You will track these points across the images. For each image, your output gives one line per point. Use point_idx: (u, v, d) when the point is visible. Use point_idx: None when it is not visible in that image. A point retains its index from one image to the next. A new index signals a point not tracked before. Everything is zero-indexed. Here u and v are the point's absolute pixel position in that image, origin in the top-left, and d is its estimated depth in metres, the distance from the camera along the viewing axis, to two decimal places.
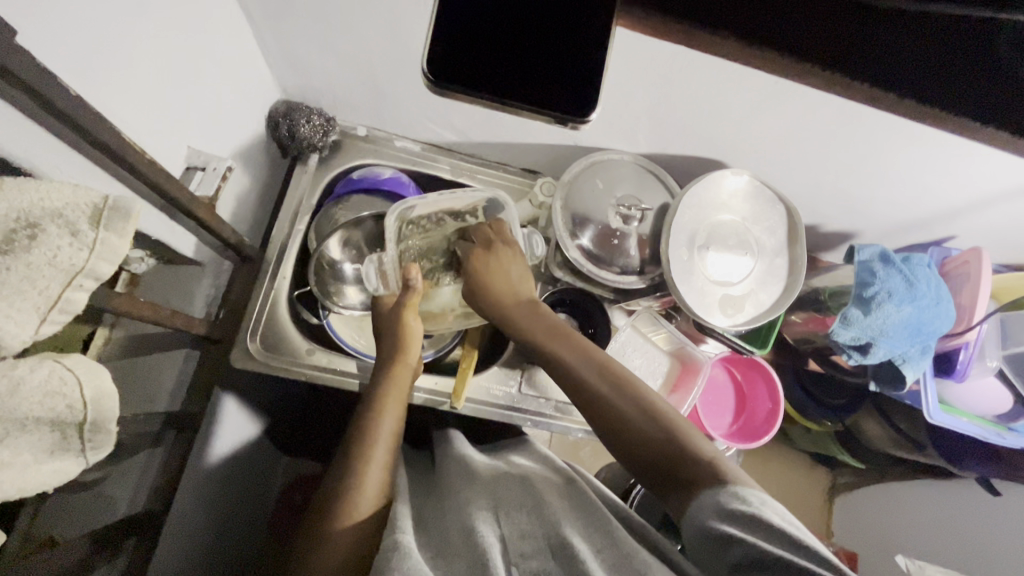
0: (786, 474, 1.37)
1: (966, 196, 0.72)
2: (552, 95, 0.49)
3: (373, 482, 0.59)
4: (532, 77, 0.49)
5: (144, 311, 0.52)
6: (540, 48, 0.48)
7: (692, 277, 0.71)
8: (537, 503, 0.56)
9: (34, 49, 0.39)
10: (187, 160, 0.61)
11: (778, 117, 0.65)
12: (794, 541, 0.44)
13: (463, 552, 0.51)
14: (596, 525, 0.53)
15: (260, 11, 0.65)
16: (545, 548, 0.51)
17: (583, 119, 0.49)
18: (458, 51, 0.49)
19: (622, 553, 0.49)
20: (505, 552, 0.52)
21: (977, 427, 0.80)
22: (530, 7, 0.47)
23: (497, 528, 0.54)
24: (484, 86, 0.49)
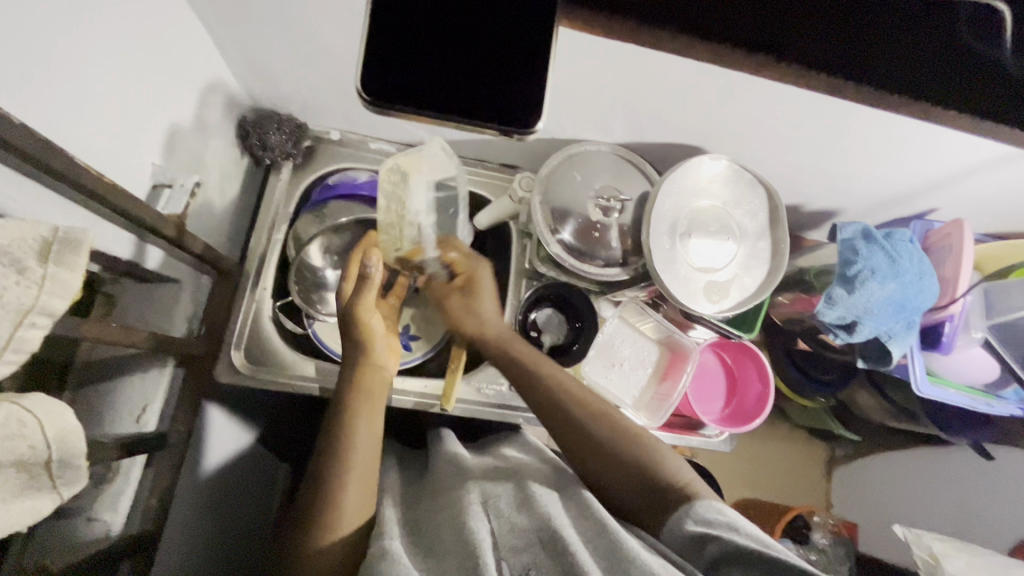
0: (785, 451, 1.38)
1: (944, 168, 0.72)
2: (498, 107, 0.48)
3: (357, 491, 0.58)
4: (477, 88, 0.48)
5: (115, 336, 0.51)
6: (485, 61, 0.47)
7: (676, 265, 0.71)
8: (527, 494, 0.56)
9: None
10: (153, 177, 0.60)
11: (750, 100, 0.64)
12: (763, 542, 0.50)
13: (455, 550, 0.51)
14: (586, 516, 0.54)
15: (218, 19, 0.64)
16: (535, 541, 0.51)
17: (528, 128, 0.48)
18: (393, 66, 0.47)
19: (611, 541, 0.50)
20: (495, 546, 0.52)
21: (966, 398, 0.81)
22: (471, 18, 0.47)
23: (489, 522, 0.54)
24: (424, 102, 0.47)
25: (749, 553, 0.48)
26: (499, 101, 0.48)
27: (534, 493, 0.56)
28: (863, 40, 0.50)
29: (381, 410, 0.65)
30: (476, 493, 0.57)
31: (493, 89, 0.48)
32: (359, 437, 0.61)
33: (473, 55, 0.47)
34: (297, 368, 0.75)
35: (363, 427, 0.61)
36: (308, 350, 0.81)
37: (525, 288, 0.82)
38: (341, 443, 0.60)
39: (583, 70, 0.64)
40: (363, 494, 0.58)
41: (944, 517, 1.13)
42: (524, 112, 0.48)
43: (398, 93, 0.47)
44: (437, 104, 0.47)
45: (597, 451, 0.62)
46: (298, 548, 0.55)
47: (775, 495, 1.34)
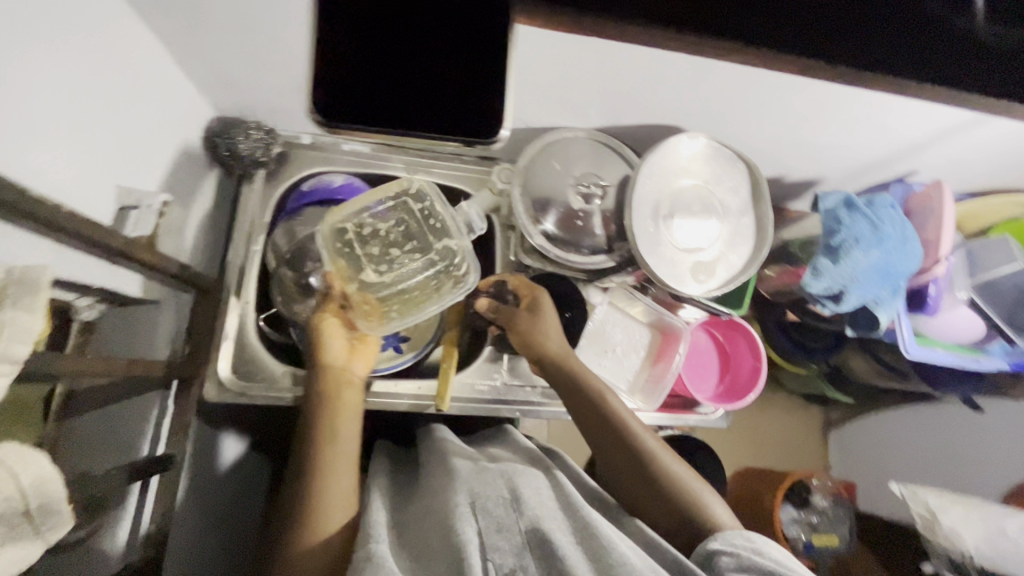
0: (781, 417, 1.40)
1: (921, 132, 0.72)
2: (456, 122, 0.50)
3: (341, 495, 0.58)
4: (435, 105, 0.50)
5: (93, 368, 0.49)
6: (437, 77, 0.49)
7: (660, 248, 0.70)
8: (514, 494, 0.57)
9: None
10: (119, 200, 0.58)
11: (725, 76, 0.63)
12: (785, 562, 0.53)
13: (443, 554, 0.52)
14: (576, 517, 0.55)
15: (171, 29, 0.61)
16: (523, 545, 0.53)
17: (489, 140, 0.51)
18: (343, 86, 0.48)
19: (599, 545, 0.52)
20: (483, 546, 0.52)
21: (954, 356, 0.82)
22: (422, 29, 0.48)
23: (476, 522, 0.54)
24: (383, 121, 0.50)
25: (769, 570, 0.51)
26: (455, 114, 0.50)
27: (523, 494, 0.57)
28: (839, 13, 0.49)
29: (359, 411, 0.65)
30: (463, 495, 0.56)
31: (448, 101, 0.50)
32: (342, 441, 0.61)
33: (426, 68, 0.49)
34: (286, 379, 0.74)
35: (342, 431, 0.62)
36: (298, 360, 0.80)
37: None
38: (319, 450, 0.60)
39: (553, 57, 0.62)
40: (347, 500, 0.59)
41: (939, 472, 1.16)
42: (483, 124, 0.50)
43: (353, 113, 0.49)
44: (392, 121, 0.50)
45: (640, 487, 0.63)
46: (281, 554, 0.54)
47: (773, 462, 1.36)
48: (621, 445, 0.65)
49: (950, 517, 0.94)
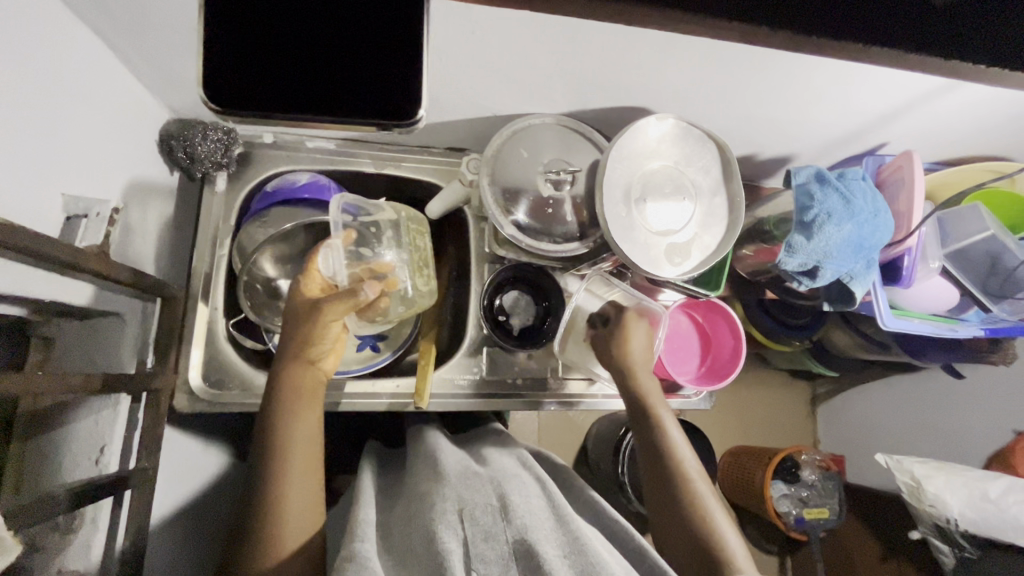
0: (768, 396, 1.40)
1: (889, 104, 0.72)
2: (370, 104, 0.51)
3: (297, 508, 0.56)
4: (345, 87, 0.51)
5: (45, 385, 0.47)
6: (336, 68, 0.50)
7: (634, 232, 0.69)
8: (503, 503, 0.56)
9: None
10: (66, 209, 0.55)
11: (687, 56, 0.62)
12: None
13: (424, 557, 0.51)
14: (565, 528, 0.54)
15: (113, 30, 0.58)
16: (510, 556, 0.52)
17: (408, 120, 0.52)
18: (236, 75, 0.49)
19: (585, 558, 0.50)
20: (467, 556, 0.51)
21: (930, 326, 0.82)
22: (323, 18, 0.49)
23: (461, 530, 0.53)
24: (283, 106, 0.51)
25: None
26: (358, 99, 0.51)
27: (511, 501, 0.56)
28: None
29: (318, 412, 0.62)
30: (452, 501, 0.56)
31: (351, 88, 0.51)
32: (292, 448, 0.58)
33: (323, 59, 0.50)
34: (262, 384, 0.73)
35: (297, 434, 0.59)
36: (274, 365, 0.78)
37: (488, 272, 0.81)
38: (272, 459, 0.57)
39: (513, 42, 0.61)
40: (304, 515, 0.56)
41: (923, 440, 1.17)
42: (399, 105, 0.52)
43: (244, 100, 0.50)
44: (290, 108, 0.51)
45: (664, 502, 0.64)
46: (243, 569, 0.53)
47: (762, 440, 1.37)
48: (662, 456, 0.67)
49: (934, 484, 0.96)
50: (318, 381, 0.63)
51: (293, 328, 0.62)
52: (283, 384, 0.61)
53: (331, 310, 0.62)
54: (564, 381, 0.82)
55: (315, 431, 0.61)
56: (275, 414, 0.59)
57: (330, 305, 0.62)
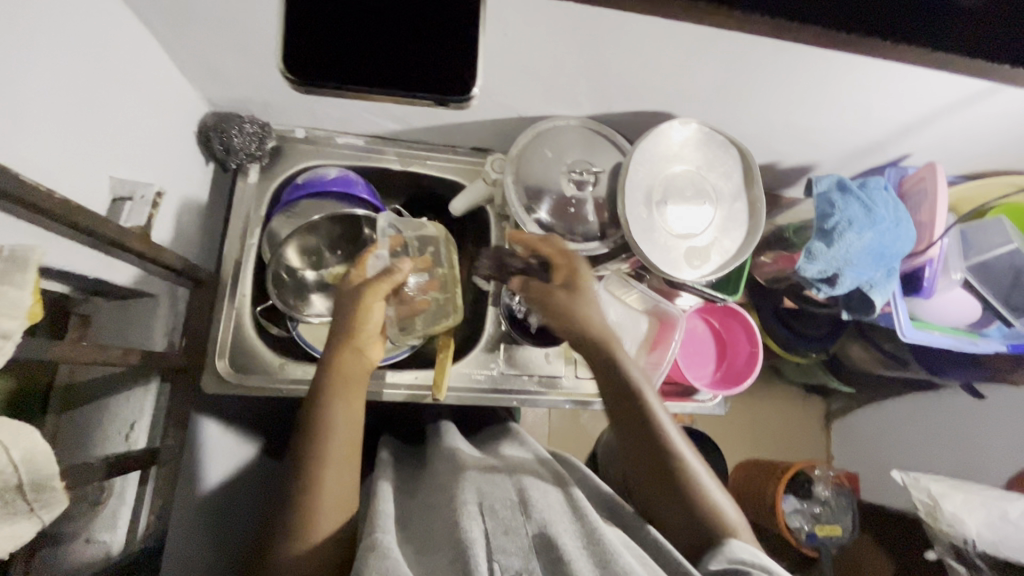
0: (782, 409, 1.39)
1: (914, 114, 0.72)
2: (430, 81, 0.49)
3: (332, 495, 0.56)
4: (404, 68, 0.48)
5: (87, 355, 0.49)
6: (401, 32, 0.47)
7: (654, 233, 0.70)
8: (522, 497, 0.57)
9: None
10: (113, 191, 0.58)
11: (712, 61, 0.64)
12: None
13: (445, 548, 0.51)
14: (582, 520, 0.55)
15: (163, 23, 0.61)
16: (530, 549, 0.52)
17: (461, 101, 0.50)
18: (313, 50, 0.47)
19: (603, 550, 0.51)
20: (489, 547, 0.51)
21: (950, 339, 0.81)
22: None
23: (483, 521, 0.53)
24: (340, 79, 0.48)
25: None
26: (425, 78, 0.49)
27: (530, 496, 0.57)
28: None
29: (362, 397, 0.63)
30: (472, 494, 0.57)
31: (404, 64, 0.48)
32: (335, 428, 0.59)
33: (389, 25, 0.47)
34: (285, 371, 0.75)
35: (339, 415, 0.60)
36: (297, 353, 0.80)
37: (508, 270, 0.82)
38: (312, 439, 0.58)
39: (543, 44, 0.63)
40: (338, 501, 0.56)
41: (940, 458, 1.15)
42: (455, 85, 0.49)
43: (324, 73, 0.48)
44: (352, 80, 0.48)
45: (655, 477, 0.62)
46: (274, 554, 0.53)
47: (775, 453, 1.36)
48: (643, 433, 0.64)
49: (952, 502, 0.94)
50: (363, 369, 0.64)
51: (344, 315, 0.66)
52: (329, 365, 0.63)
53: (371, 292, 0.66)
54: (579, 380, 0.82)
55: (357, 414, 0.61)
56: (322, 391, 0.61)
57: (372, 285, 0.66)
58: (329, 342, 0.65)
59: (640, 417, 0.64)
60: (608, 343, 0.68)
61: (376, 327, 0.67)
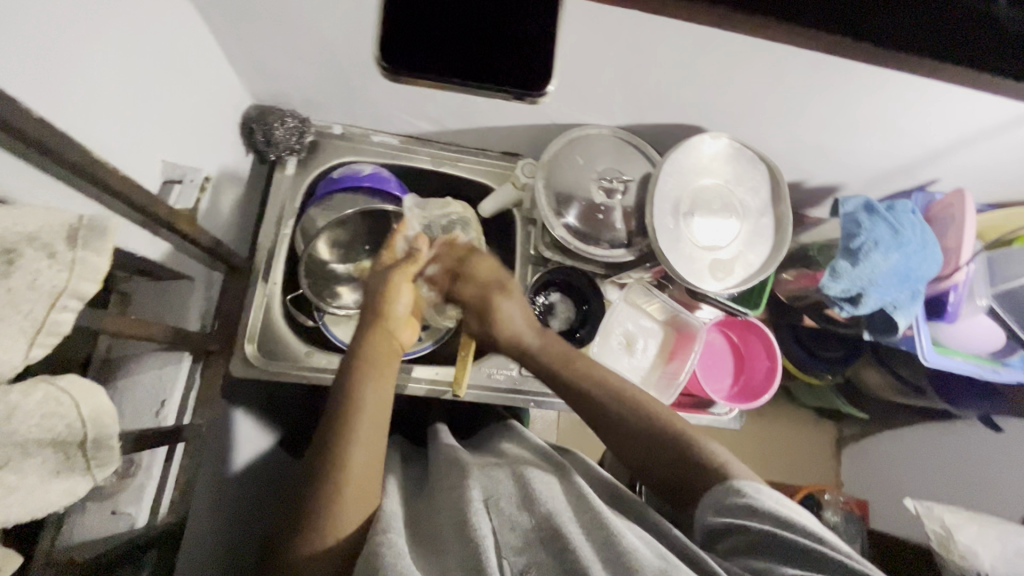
0: (794, 431, 1.38)
1: (945, 139, 0.73)
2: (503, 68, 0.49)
3: (358, 483, 0.56)
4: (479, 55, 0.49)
5: (134, 329, 0.51)
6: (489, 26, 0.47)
7: (680, 244, 0.71)
8: (526, 489, 0.57)
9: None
10: (164, 173, 0.61)
11: (748, 77, 0.65)
12: (781, 520, 0.50)
13: (455, 552, 0.50)
14: (585, 508, 0.54)
15: (220, 17, 0.64)
16: (535, 542, 0.52)
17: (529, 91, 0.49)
18: (406, 40, 0.48)
19: (607, 535, 0.50)
20: (496, 544, 0.51)
21: (973, 365, 0.81)
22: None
23: (491, 519, 0.54)
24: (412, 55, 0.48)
25: (767, 538, 0.48)
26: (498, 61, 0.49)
27: (533, 487, 0.56)
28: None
29: (391, 379, 0.64)
30: (478, 491, 0.57)
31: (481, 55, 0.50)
32: (365, 406, 0.60)
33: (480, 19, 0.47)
34: (310, 360, 0.76)
35: (370, 391, 0.61)
36: (321, 343, 0.82)
37: (532, 273, 0.82)
38: (343, 419, 0.59)
39: (583, 53, 0.64)
40: (363, 490, 0.56)
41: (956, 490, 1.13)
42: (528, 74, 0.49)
43: (417, 64, 0.48)
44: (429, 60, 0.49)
45: (625, 443, 0.63)
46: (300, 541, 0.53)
47: (787, 475, 1.34)
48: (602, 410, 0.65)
49: (965, 534, 0.92)
50: (392, 354, 0.66)
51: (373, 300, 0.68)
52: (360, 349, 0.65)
53: (399, 274, 0.69)
54: None
55: (385, 398, 0.63)
56: (357, 370, 0.63)
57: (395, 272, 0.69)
58: (358, 329, 0.68)
59: (598, 410, 0.65)
60: (525, 342, 0.71)
61: (404, 313, 0.69)
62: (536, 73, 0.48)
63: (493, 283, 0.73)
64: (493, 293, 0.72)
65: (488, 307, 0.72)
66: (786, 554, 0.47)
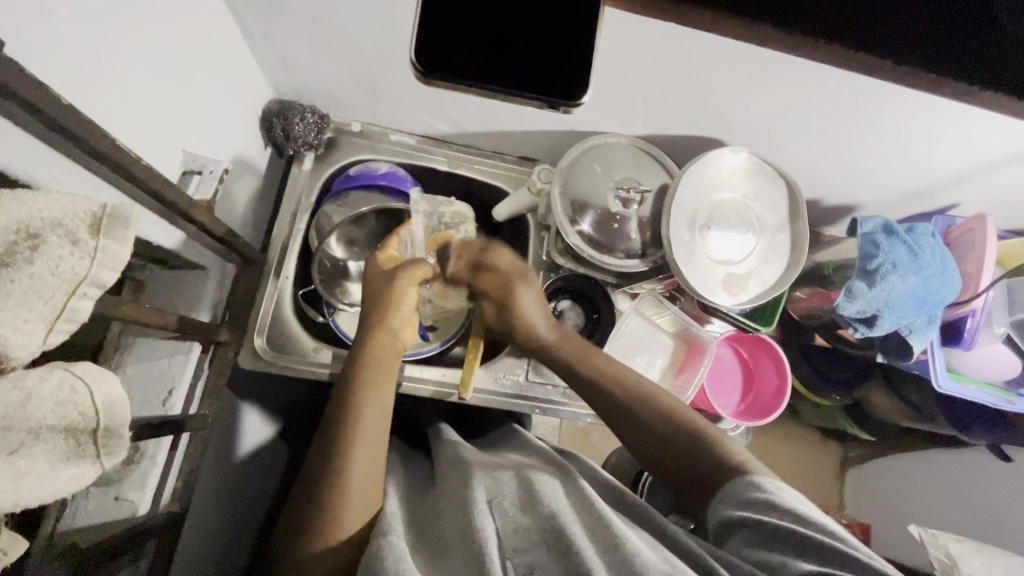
0: (797, 450, 1.36)
1: (968, 163, 0.72)
2: (535, 76, 0.48)
3: (361, 482, 0.56)
4: (514, 60, 0.47)
5: (147, 316, 0.51)
6: (527, 35, 0.47)
7: (694, 257, 0.71)
8: (530, 493, 0.56)
9: (15, 45, 0.38)
10: (184, 164, 0.61)
11: (773, 92, 0.64)
12: (802, 517, 0.48)
13: (459, 550, 0.50)
14: (588, 511, 0.53)
15: (248, 11, 0.65)
16: (540, 541, 0.51)
17: (571, 101, 0.48)
18: (443, 42, 0.47)
19: (612, 538, 0.49)
20: (500, 545, 0.51)
21: (987, 394, 0.80)
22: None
23: (493, 520, 0.53)
24: (446, 52, 0.47)
25: (783, 531, 0.47)
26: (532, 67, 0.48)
27: (537, 490, 0.56)
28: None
29: (392, 384, 0.65)
30: (480, 493, 0.57)
31: (513, 57, 0.47)
32: (367, 411, 0.60)
33: (518, 29, 0.47)
34: (317, 355, 0.76)
35: (374, 400, 0.61)
36: (330, 339, 0.82)
37: (542, 280, 0.82)
38: (347, 423, 0.59)
39: (607, 62, 0.64)
40: (367, 491, 0.56)
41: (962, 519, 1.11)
42: (563, 83, 0.48)
43: (455, 70, 0.48)
44: (463, 57, 0.48)
45: (642, 435, 0.64)
46: (304, 541, 0.53)
47: None
48: (619, 405, 0.66)
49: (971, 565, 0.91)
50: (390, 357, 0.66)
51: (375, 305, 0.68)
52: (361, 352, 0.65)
53: (405, 278, 0.70)
54: None
55: (384, 401, 0.62)
56: (361, 378, 0.62)
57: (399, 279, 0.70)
58: (358, 330, 0.68)
59: (623, 411, 0.65)
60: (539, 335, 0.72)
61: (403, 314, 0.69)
62: (574, 81, 0.48)
63: (516, 273, 0.74)
64: (515, 282, 0.73)
65: (508, 298, 0.73)
66: (802, 548, 0.46)
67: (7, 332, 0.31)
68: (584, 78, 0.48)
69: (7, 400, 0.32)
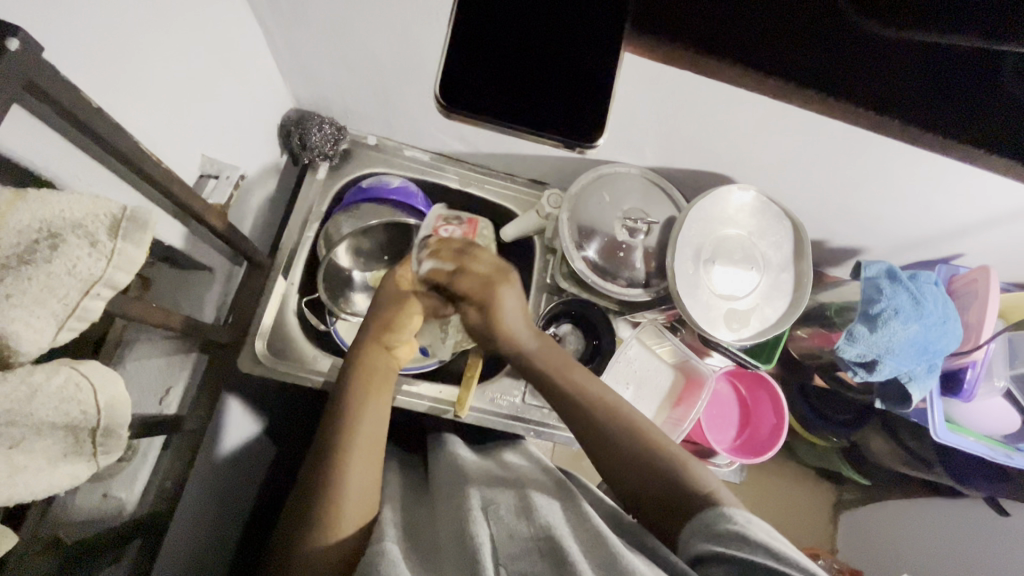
0: (791, 489, 1.34)
1: (975, 216, 0.72)
2: (552, 113, 0.49)
3: (360, 483, 0.56)
4: (535, 97, 0.49)
5: (151, 315, 0.51)
6: (551, 75, 0.48)
7: (698, 290, 0.71)
8: (527, 503, 0.56)
9: (52, 51, 0.39)
10: (201, 168, 0.63)
11: (784, 135, 0.65)
12: (774, 552, 0.48)
13: (453, 556, 0.50)
14: (585, 526, 0.53)
15: (277, 25, 0.67)
16: (535, 550, 0.50)
17: (588, 143, 0.49)
18: (467, 75, 0.49)
19: (606, 553, 0.49)
20: (494, 552, 0.51)
21: (985, 447, 0.79)
22: (537, 27, 0.48)
23: (489, 527, 0.53)
24: (467, 89, 0.48)
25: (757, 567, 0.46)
26: (552, 99, 0.48)
27: (534, 502, 0.55)
28: (920, 97, 0.51)
29: (386, 394, 0.64)
30: (477, 499, 0.56)
31: (537, 94, 0.49)
32: (361, 421, 0.60)
33: (541, 69, 0.48)
34: (317, 363, 0.76)
35: (369, 410, 0.61)
36: (330, 348, 0.82)
37: (545, 302, 0.82)
38: (349, 427, 0.59)
39: (622, 96, 0.65)
40: (362, 495, 0.56)
41: None
42: (578, 121, 0.49)
43: (477, 107, 0.49)
44: (484, 93, 0.49)
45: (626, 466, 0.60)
46: (299, 542, 0.53)
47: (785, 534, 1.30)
48: (607, 437, 0.62)
49: None
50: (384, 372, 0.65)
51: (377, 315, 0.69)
52: (355, 363, 0.65)
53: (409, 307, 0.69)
54: None
55: (377, 417, 0.61)
56: (351, 389, 0.62)
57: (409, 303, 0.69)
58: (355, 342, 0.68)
59: (595, 429, 0.63)
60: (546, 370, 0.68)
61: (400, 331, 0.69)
62: (591, 122, 0.49)
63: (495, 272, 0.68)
64: (495, 283, 0.68)
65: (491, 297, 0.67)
66: None
67: (18, 327, 0.31)
68: (601, 118, 0.49)
69: (14, 395, 0.32)
